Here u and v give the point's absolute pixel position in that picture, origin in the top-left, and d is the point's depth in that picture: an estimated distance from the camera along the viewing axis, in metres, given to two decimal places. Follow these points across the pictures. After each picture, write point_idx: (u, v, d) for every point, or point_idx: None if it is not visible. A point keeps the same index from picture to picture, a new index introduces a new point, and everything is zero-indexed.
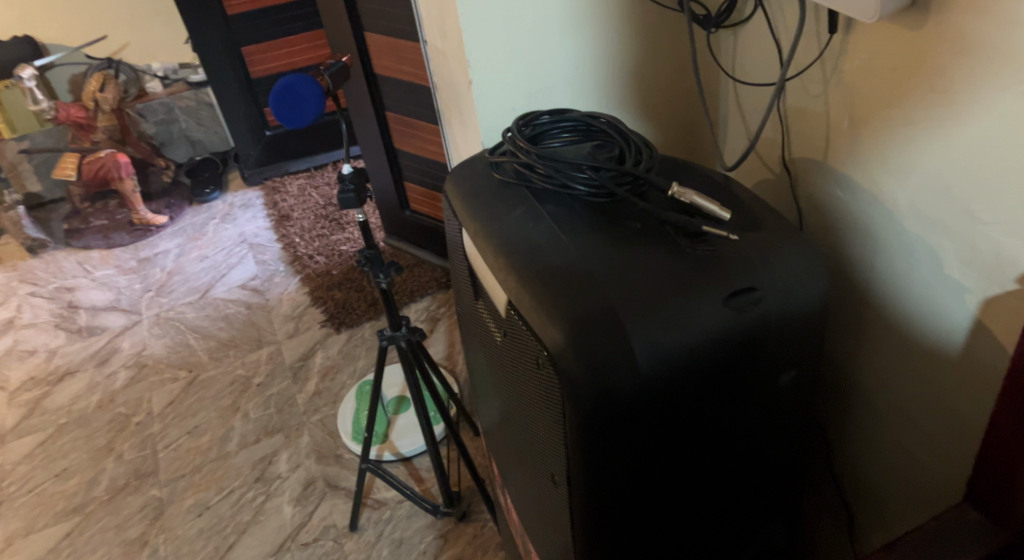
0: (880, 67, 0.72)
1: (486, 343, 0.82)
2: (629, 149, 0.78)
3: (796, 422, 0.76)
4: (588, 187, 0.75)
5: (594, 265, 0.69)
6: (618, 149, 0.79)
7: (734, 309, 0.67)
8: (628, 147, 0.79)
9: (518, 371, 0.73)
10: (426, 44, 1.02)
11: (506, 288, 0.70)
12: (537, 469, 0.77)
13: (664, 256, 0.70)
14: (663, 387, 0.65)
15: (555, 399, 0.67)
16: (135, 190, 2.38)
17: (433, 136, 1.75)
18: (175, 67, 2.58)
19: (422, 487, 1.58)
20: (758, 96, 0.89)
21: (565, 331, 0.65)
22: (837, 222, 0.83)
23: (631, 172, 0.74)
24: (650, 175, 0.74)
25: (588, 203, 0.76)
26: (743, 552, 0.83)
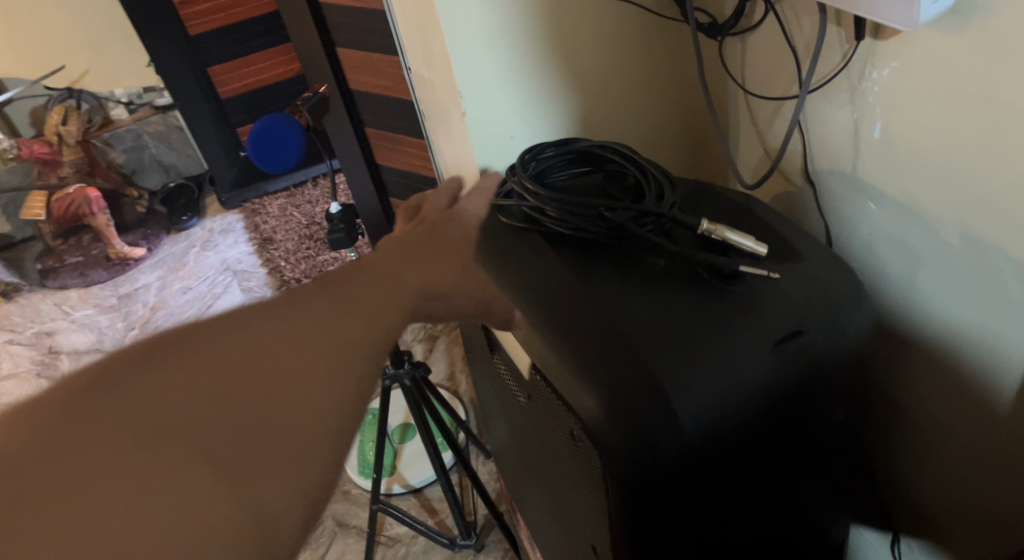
0: (917, 74, 0.65)
1: (506, 397, 0.76)
2: (649, 183, 0.70)
3: (841, 454, 0.71)
4: (607, 229, 0.68)
5: (622, 318, 0.62)
6: (637, 189, 0.72)
7: (782, 357, 0.61)
8: (650, 180, 0.70)
9: (546, 435, 0.68)
10: (409, 71, 0.95)
11: (530, 349, 0.64)
12: (570, 529, 0.72)
13: (700, 301, 0.63)
14: (713, 449, 0.59)
15: (594, 473, 0.61)
16: (109, 223, 2.27)
17: (417, 151, 1.67)
18: (140, 91, 2.47)
19: (436, 519, 1.52)
20: (774, 108, 0.82)
21: (599, 398, 0.59)
22: (870, 237, 0.77)
23: (653, 212, 0.66)
24: (675, 212, 0.67)
25: (608, 246, 0.69)
26: None
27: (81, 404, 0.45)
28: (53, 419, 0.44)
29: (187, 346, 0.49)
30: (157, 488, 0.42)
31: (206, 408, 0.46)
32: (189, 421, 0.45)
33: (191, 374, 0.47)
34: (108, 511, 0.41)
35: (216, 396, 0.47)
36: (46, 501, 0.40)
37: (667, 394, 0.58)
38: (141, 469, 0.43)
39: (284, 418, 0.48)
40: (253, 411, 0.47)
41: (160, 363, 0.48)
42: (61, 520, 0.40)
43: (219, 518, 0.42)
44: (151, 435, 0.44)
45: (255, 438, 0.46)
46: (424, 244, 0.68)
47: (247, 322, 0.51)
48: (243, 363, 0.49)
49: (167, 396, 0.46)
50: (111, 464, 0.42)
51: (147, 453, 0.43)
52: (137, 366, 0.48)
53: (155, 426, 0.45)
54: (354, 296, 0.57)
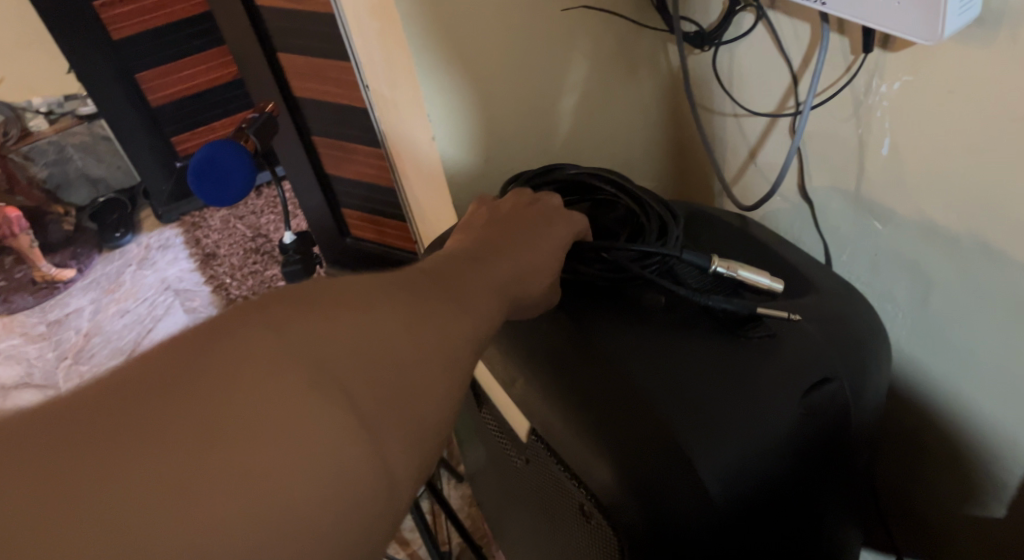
0: (930, 89, 0.60)
1: (502, 455, 0.70)
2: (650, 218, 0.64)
3: (858, 498, 0.67)
4: (607, 272, 0.62)
5: (633, 374, 0.56)
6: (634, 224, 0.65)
7: (810, 407, 0.56)
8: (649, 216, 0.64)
9: (550, 501, 0.61)
10: (369, 88, 0.88)
11: (530, 411, 0.58)
12: None
13: (716, 349, 0.57)
14: (738, 518, 0.53)
15: (609, 552, 0.55)
16: (33, 244, 2.11)
17: (369, 160, 1.58)
18: (60, 100, 2.29)
19: (408, 550, 1.45)
20: (767, 123, 0.77)
21: (614, 468, 0.52)
22: (876, 258, 0.73)
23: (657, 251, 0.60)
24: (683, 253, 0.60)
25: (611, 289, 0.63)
26: None
27: (215, 339, 0.35)
28: (171, 351, 0.34)
29: (326, 290, 0.39)
30: (294, 448, 0.33)
31: (352, 340, 0.37)
32: (335, 370, 0.35)
33: (330, 317, 0.37)
34: (241, 471, 0.31)
35: (365, 346, 0.37)
36: (173, 443, 0.31)
37: (690, 460, 0.52)
38: (278, 417, 0.33)
39: (423, 387, 0.38)
40: (397, 377, 0.37)
41: (295, 299, 0.38)
42: (187, 471, 0.31)
43: (361, 495, 0.34)
44: (289, 381, 0.34)
45: (401, 403, 0.37)
46: (509, 230, 0.56)
47: (376, 283, 0.42)
48: (387, 318, 0.39)
49: (307, 332, 0.36)
50: (249, 410, 0.33)
51: (286, 401, 0.34)
52: (271, 300, 0.38)
53: (298, 370, 0.35)
54: (467, 275, 0.47)
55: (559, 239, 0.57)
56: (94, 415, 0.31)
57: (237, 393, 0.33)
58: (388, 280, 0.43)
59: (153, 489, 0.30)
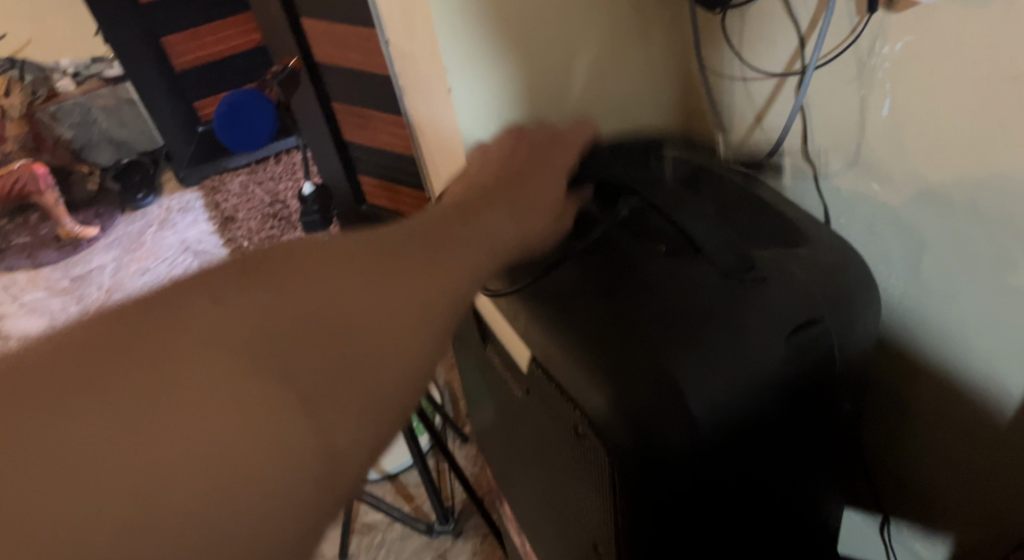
0: (932, 50, 0.62)
1: (502, 391, 0.74)
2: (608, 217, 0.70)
3: (844, 445, 0.70)
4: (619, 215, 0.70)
5: (631, 310, 0.59)
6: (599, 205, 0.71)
7: (799, 346, 0.58)
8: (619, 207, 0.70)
9: (546, 431, 0.65)
10: (388, 43, 0.91)
11: (530, 341, 0.61)
12: (568, 527, 0.71)
13: (711, 290, 0.60)
14: (722, 446, 0.57)
15: (597, 471, 0.58)
16: (59, 202, 2.16)
17: (388, 126, 1.61)
18: (87, 63, 2.35)
19: (412, 505, 1.52)
20: (776, 85, 0.80)
21: (608, 396, 0.55)
22: (873, 220, 0.75)
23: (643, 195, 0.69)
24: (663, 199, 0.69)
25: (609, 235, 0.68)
26: None
27: (185, 302, 0.41)
28: (112, 332, 0.39)
29: (298, 263, 0.46)
30: (216, 422, 0.37)
31: (283, 316, 0.42)
32: (289, 339, 0.42)
33: (256, 294, 0.43)
34: (191, 419, 0.37)
35: (324, 315, 0.44)
36: (123, 419, 0.36)
37: (679, 387, 0.55)
38: (199, 398, 0.38)
39: (380, 346, 0.45)
40: (352, 344, 0.44)
41: (257, 272, 0.44)
42: (144, 411, 0.37)
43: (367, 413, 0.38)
44: (235, 352, 0.40)
45: (351, 372, 0.43)
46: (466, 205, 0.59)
47: (349, 252, 0.48)
48: (348, 290, 0.46)
49: (239, 310, 0.41)
50: (203, 367, 0.39)
51: (209, 387, 0.38)
52: (239, 271, 0.44)
53: (255, 334, 0.41)
54: (446, 240, 0.53)
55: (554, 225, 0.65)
56: (63, 387, 0.37)
57: (194, 352, 0.39)
58: (366, 250, 0.49)
59: (111, 450, 0.35)
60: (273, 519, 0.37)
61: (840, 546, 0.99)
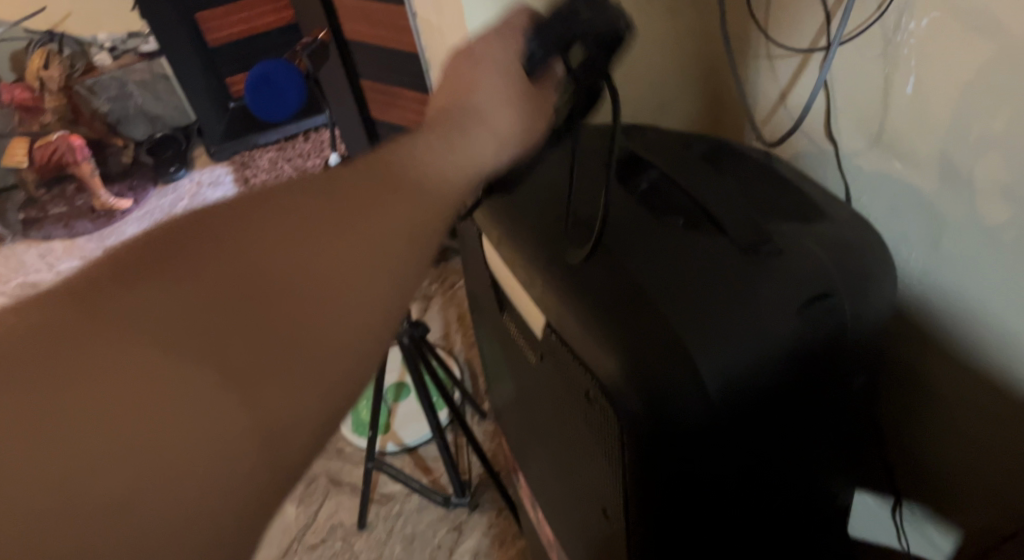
0: (959, 26, 0.61)
1: (517, 358, 0.75)
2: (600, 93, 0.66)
3: (856, 423, 0.70)
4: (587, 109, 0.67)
5: (645, 279, 0.60)
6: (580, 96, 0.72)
7: (811, 318, 0.59)
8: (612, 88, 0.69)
9: (559, 397, 0.66)
10: (417, 17, 0.92)
11: (546, 308, 0.62)
12: (580, 493, 0.72)
13: (727, 262, 0.61)
14: (732, 415, 0.58)
15: (608, 436, 0.59)
16: (95, 173, 2.20)
17: (414, 104, 1.62)
18: (123, 37, 2.39)
19: (430, 477, 1.55)
20: (799, 63, 0.80)
21: (621, 360, 0.56)
22: (895, 199, 0.75)
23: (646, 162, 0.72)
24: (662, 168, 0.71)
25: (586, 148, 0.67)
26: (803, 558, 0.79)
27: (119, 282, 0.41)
28: (71, 326, 0.39)
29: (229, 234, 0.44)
30: (180, 424, 0.37)
31: (236, 301, 0.41)
32: (220, 309, 0.41)
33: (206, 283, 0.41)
34: (104, 429, 0.36)
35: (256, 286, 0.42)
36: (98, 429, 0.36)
37: (691, 355, 0.56)
38: (155, 400, 0.37)
39: (338, 311, 0.44)
40: (289, 309, 0.42)
41: (195, 240, 0.43)
42: (57, 423, 0.35)
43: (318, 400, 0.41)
44: (155, 355, 0.38)
45: (293, 339, 0.42)
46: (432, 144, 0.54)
47: (288, 210, 0.46)
48: (278, 257, 0.43)
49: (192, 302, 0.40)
50: (114, 373, 0.37)
51: (165, 388, 0.38)
52: (173, 248, 0.43)
53: (184, 311, 0.40)
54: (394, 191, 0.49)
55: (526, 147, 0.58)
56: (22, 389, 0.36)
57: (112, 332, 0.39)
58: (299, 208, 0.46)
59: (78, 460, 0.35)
60: (223, 505, 0.37)
61: (852, 529, 0.99)
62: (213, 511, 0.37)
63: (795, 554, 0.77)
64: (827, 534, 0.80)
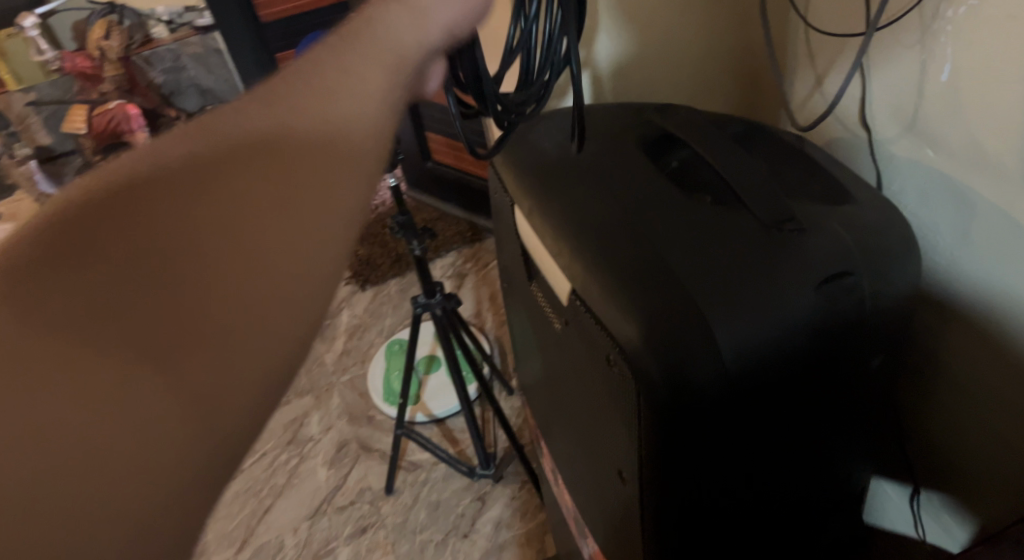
0: (993, 13, 0.62)
1: (542, 325, 0.78)
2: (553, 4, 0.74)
3: (874, 405, 0.72)
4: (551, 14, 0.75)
5: (668, 251, 0.62)
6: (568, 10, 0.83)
7: (829, 296, 0.61)
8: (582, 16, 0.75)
9: (581, 361, 0.68)
10: None
11: (571, 276, 0.65)
12: (598, 458, 0.75)
13: (750, 238, 0.63)
14: (746, 385, 0.60)
15: (625, 399, 0.61)
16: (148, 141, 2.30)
17: None
18: (180, 10, 2.34)
19: (456, 448, 1.59)
20: (837, 48, 0.81)
21: (639, 325, 0.59)
22: (926, 188, 0.76)
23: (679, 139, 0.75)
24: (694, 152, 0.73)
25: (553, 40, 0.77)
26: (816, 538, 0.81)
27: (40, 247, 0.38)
28: None
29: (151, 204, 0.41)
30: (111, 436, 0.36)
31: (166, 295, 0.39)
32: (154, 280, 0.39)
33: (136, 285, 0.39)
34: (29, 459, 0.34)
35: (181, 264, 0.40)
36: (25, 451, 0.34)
37: (708, 324, 0.58)
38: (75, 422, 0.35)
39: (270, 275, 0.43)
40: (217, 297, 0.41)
41: (128, 211, 0.40)
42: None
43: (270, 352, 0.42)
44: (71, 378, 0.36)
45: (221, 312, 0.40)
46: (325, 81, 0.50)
47: (218, 177, 0.43)
48: (205, 231, 0.41)
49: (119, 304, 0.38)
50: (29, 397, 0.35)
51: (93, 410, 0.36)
52: (100, 214, 0.40)
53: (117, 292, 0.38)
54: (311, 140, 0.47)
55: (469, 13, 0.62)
56: None
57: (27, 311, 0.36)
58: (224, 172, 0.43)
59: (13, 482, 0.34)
60: (150, 478, 0.37)
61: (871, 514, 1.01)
62: (131, 493, 0.36)
63: (809, 530, 0.78)
64: (837, 519, 0.80)
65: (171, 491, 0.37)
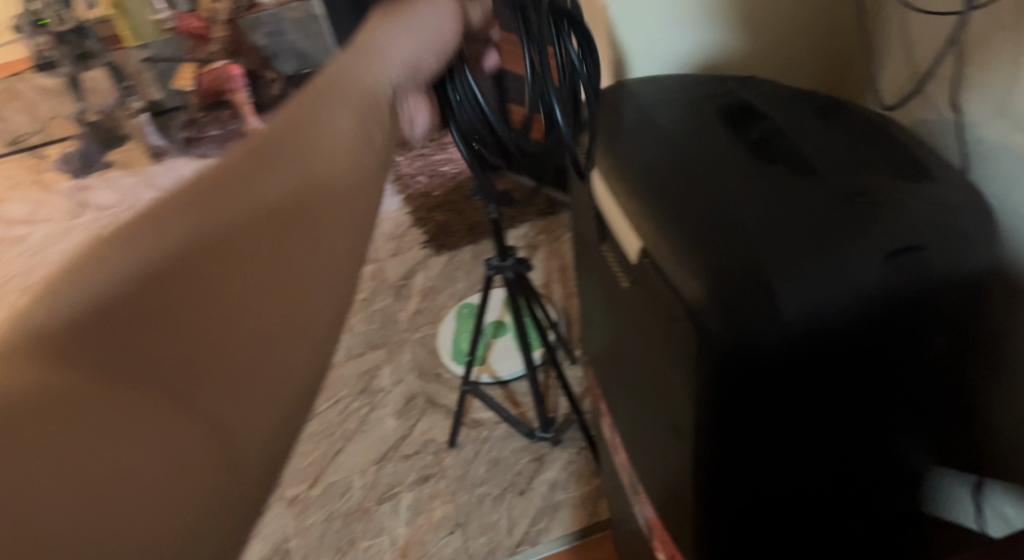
0: None
1: (610, 285, 0.81)
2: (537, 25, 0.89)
3: (942, 388, 0.71)
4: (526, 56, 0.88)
5: (738, 216, 0.65)
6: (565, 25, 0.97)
7: (897, 268, 0.62)
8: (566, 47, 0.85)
9: (646, 318, 0.71)
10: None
11: (642, 235, 0.68)
12: (656, 414, 0.78)
13: (820, 208, 0.65)
14: (809, 349, 0.61)
15: (686, 354, 0.64)
16: (247, 101, 2.37)
17: None
18: None
19: (518, 410, 1.65)
20: (934, 28, 0.80)
21: (703, 283, 0.61)
22: (1014, 171, 0.75)
23: (758, 111, 0.77)
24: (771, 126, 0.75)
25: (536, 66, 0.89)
26: (878, 526, 0.79)
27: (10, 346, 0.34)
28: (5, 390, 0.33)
29: (143, 278, 0.39)
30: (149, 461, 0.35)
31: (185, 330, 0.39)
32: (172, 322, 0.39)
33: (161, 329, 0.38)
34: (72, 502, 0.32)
35: (186, 343, 0.39)
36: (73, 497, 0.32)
37: (773, 287, 0.60)
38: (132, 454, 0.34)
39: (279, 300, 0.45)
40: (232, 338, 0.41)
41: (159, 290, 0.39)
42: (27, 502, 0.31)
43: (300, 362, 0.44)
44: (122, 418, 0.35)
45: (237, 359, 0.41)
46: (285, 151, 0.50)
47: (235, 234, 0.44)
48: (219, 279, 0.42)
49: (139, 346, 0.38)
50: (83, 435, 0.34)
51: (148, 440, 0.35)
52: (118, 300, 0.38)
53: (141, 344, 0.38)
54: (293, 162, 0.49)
55: (435, 49, 0.71)
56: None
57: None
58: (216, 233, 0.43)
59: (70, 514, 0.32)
60: (185, 511, 0.35)
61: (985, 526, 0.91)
62: (186, 518, 0.35)
63: (872, 517, 0.78)
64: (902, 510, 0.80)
65: (207, 515, 0.35)
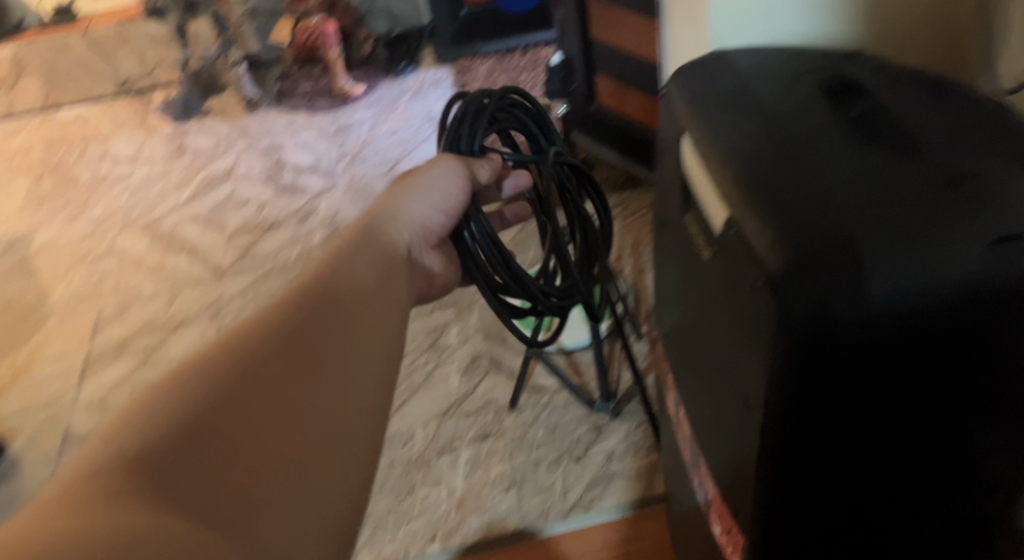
0: None
1: (690, 255, 0.81)
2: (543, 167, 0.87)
3: None
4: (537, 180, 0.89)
5: (833, 193, 0.64)
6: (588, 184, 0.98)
7: (1000, 258, 0.59)
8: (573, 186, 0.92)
9: (724, 289, 0.71)
10: None
11: (730, 204, 0.68)
12: (726, 387, 0.78)
13: (921, 191, 0.63)
14: (892, 332, 0.60)
15: (763, 327, 0.64)
16: (339, 58, 2.49)
17: (636, 28, 1.66)
18: None
19: (580, 379, 1.67)
20: None
21: (785, 255, 0.61)
22: None
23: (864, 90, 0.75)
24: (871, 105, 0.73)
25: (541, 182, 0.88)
26: (951, 532, 0.76)
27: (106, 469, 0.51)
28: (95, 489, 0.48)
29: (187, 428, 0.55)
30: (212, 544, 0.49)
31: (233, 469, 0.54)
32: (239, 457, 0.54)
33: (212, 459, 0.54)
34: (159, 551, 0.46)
35: (233, 475, 0.54)
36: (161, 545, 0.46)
37: (860, 267, 0.59)
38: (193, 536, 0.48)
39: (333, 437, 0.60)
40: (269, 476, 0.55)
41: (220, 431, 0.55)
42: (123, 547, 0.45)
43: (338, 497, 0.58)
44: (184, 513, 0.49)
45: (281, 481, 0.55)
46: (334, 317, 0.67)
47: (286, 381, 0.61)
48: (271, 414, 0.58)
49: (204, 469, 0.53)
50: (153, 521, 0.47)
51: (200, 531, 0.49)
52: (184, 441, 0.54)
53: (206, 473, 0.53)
54: (330, 314, 0.67)
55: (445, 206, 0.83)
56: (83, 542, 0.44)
57: (119, 518, 0.47)
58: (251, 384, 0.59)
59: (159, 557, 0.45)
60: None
61: None
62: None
63: (946, 520, 0.75)
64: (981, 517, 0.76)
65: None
